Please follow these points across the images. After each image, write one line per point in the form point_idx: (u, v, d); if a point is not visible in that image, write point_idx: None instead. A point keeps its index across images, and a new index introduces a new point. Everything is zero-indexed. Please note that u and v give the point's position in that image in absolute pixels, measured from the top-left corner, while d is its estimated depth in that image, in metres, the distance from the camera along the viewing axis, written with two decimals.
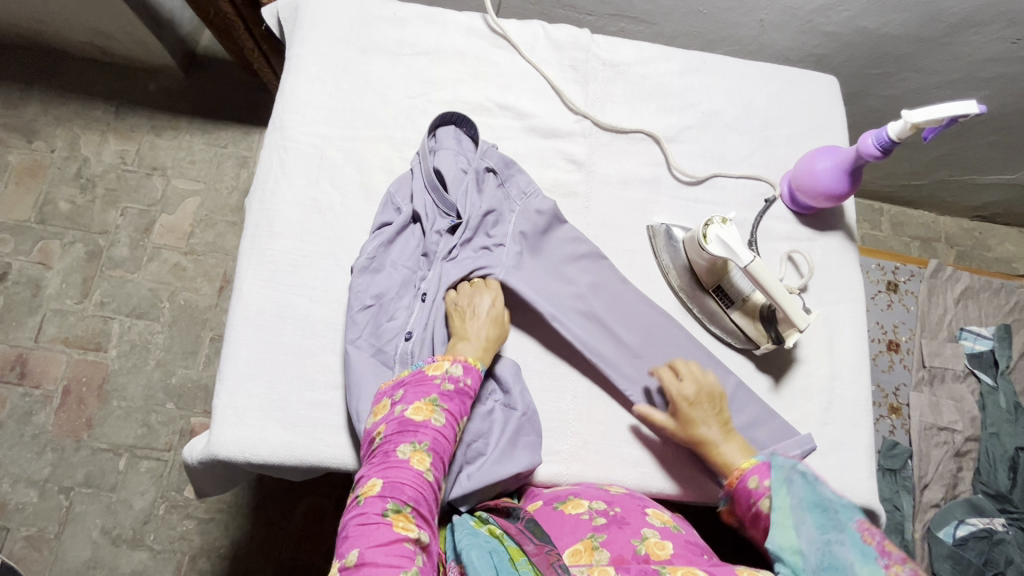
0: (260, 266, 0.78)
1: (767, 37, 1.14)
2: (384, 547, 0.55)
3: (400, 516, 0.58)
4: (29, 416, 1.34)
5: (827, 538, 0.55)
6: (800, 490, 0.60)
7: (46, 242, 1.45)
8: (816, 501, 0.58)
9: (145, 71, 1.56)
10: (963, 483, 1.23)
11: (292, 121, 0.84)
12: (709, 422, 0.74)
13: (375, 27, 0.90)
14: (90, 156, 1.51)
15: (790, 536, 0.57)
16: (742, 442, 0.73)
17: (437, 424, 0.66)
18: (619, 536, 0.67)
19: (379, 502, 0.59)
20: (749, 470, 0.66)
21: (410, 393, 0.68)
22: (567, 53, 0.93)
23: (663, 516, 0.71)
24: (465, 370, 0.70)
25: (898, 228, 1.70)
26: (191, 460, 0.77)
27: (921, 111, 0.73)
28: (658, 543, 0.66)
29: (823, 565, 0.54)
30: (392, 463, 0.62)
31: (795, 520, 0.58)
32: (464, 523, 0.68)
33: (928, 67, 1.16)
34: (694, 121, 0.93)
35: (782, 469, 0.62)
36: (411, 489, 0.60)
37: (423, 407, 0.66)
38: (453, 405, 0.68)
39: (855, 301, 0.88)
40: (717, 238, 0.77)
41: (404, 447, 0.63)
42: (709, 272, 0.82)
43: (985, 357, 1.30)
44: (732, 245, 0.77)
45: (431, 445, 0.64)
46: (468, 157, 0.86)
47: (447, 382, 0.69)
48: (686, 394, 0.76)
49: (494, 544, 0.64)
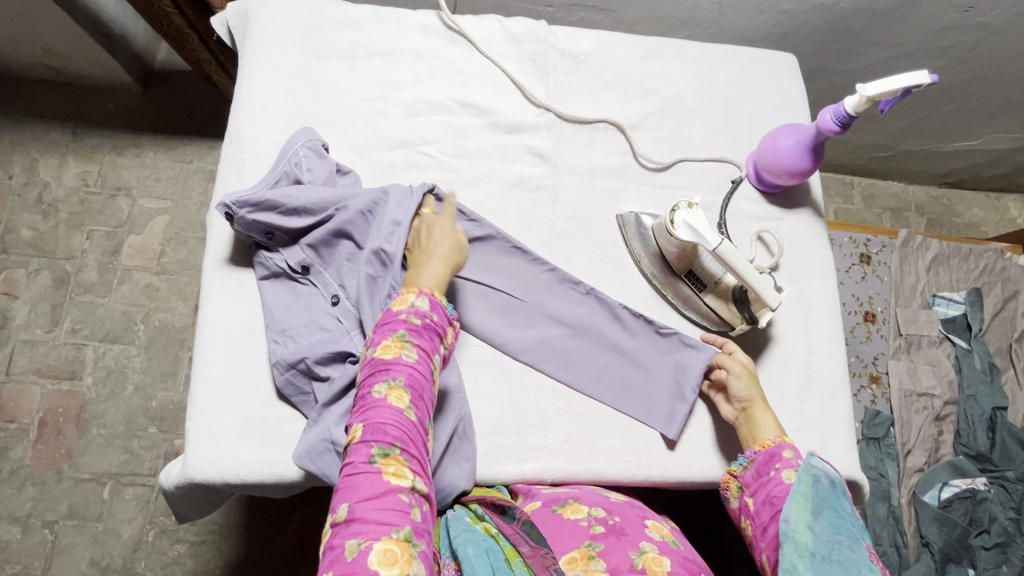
0: (226, 282, 0.77)
1: (726, 18, 1.14)
2: (373, 500, 0.55)
3: (388, 460, 0.58)
4: (6, 451, 1.30)
5: (840, 538, 0.56)
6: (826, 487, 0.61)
7: (11, 271, 1.40)
8: (835, 504, 0.59)
9: (100, 89, 1.52)
10: (945, 446, 1.26)
11: (249, 132, 0.82)
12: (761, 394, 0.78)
13: (327, 30, 0.88)
14: (51, 180, 1.46)
15: (805, 517, 0.59)
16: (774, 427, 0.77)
17: (410, 360, 0.63)
18: (617, 546, 0.64)
19: (364, 448, 0.58)
20: (785, 442, 0.72)
21: (378, 332, 0.65)
22: (525, 47, 0.93)
23: (663, 530, 0.68)
24: (431, 305, 0.68)
25: (870, 200, 1.73)
26: (167, 485, 0.75)
27: (875, 83, 0.73)
28: (655, 559, 0.62)
29: (831, 558, 0.55)
30: (369, 404, 0.60)
31: (816, 509, 0.59)
32: (459, 520, 0.68)
33: (885, 40, 1.18)
34: (657, 107, 0.93)
35: (813, 466, 0.62)
36: (393, 429, 0.59)
37: (393, 345, 0.64)
38: (423, 341, 0.65)
39: (826, 276, 0.89)
40: (684, 224, 0.78)
41: (380, 386, 0.61)
42: (680, 258, 0.82)
43: (958, 321, 1.33)
44: (699, 230, 0.77)
45: (407, 381, 0.62)
46: (313, 161, 0.80)
47: (413, 318, 0.66)
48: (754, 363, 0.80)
49: (490, 543, 0.63)
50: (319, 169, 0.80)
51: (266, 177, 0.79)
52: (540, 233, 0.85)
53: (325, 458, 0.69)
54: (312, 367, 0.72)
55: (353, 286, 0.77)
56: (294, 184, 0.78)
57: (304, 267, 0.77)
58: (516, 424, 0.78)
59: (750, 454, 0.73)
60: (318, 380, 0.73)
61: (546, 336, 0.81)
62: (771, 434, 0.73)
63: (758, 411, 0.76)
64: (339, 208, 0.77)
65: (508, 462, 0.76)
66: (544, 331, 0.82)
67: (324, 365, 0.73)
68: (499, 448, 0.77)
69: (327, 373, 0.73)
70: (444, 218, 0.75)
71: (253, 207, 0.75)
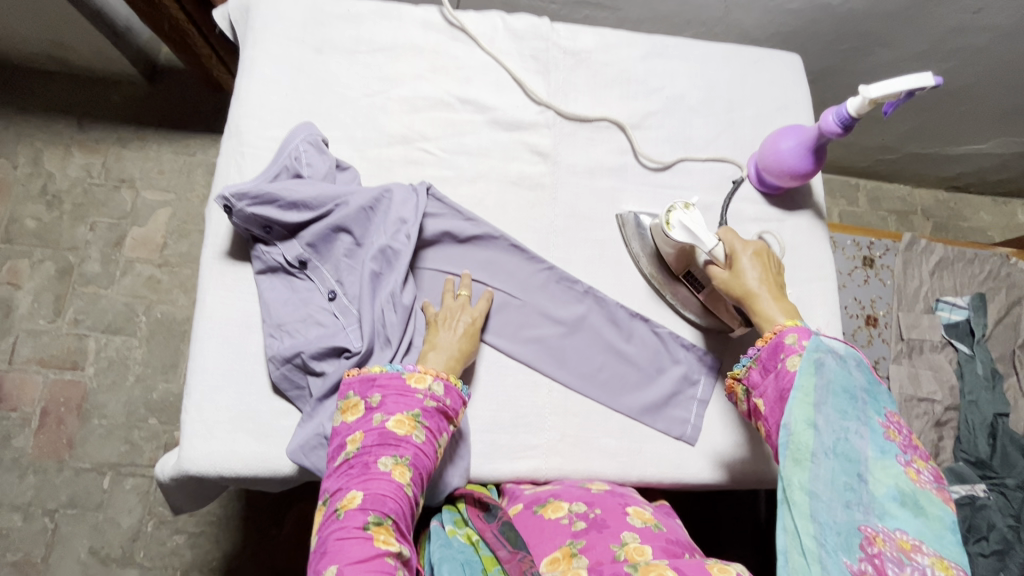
0: (223, 276, 0.77)
1: (732, 17, 1.13)
2: (364, 563, 0.56)
3: (382, 529, 0.59)
4: (8, 439, 1.31)
5: (846, 426, 0.63)
6: (832, 373, 0.65)
7: (14, 261, 1.41)
8: (844, 388, 0.65)
9: (106, 81, 1.53)
10: (945, 452, 1.25)
11: (248, 126, 0.82)
12: (762, 280, 0.74)
13: (328, 25, 0.88)
14: (55, 172, 1.47)
15: (807, 412, 0.64)
16: (789, 309, 0.73)
17: (418, 440, 0.66)
18: (599, 540, 0.65)
19: (360, 514, 0.59)
20: (789, 328, 0.70)
21: (391, 402, 0.67)
22: (527, 43, 0.92)
23: (644, 516, 0.69)
24: (446, 390, 0.70)
25: (875, 203, 1.71)
26: (163, 477, 0.76)
27: (878, 85, 0.72)
28: (637, 548, 0.62)
29: (836, 448, 0.62)
30: (372, 475, 0.62)
31: (819, 401, 0.64)
32: (439, 533, 0.70)
33: (893, 41, 1.16)
34: (659, 106, 0.92)
35: (818, 351, 0.66)
36: (392, 502, 0.61)
37: (406, 422, 0.66)
38: (434, 423, 0.67)
39: (826, 279, 0.88)
40: (680, 224, 0.76)
41: (385, 459, 0.63)
42: (678, 257, 0.81)
43: (961, 327, 1.32)
44: (695, 231, 0.76)
45: (412, 460, 0.64)
46: (313, 156, 0.79)
47: (429, 400, 0.68)
48: (748, 249, 0.76)
49: (467, 555, 0.66)
50: (320, 164, 0.79)
51: (266, 170, 0.79)
52: (539, 231, 0.85)
53: (318, 454, 0.70)
54: (307, 362, 0.72)
55: (352, 283, 0.77)
56: (294, 178, 0.78)
57: (301, 262, 0.77)
58: (511, 423, 0.78)
59: (755, 350, 0.72)
60: (313, 375, 0.73)
61: (541, 337, 0.81)
62: (781, 320, 0.71)
63: (763, 301, 0.73)
64: (338, 204, 0.77)
65: (501, 460, 0.76)
66: (542, 330, 0.82)
67: (319, 361, 0.73)
68: (492, 447, 0.77)
69: (322, 368, 0.73)
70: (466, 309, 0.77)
71: (251, 200, 0.74)
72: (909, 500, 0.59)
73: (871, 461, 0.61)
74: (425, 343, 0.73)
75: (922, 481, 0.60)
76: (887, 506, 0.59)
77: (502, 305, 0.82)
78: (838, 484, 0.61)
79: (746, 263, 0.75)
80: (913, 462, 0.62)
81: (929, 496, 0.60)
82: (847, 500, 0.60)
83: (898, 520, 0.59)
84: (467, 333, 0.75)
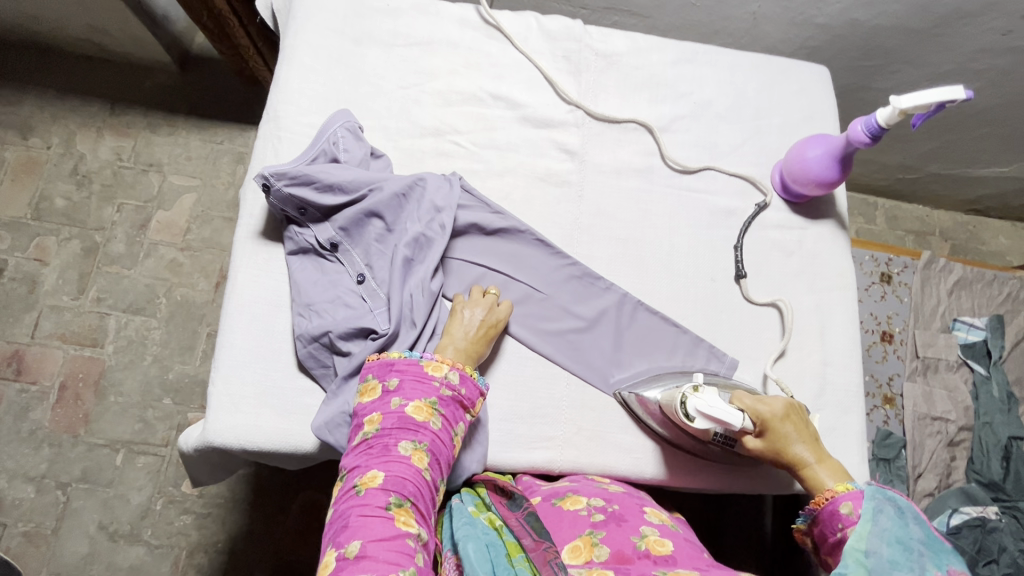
0: (256, 254, 0.79)
1: (759, 29, 1.16)
2: (386, 542, 0.56)
3: (402, 511, 0.60)
4: (27, 412, 1.34)
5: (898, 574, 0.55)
6: (887, 521, 0.60)
7: (42, 238, 1.45)
8: (898, 537, 0.58)
9: (141, 68, 1.57)
10: (957, 473, 1.23)
11: (287, 112, 0.84)
12: (801, 441, 0.72)
13: (368, 18, 0.90)
14: (87, 153, 1.51)
15: (857, 559, 0.58)
16: (834, 463, 0.72)
17: (435, 427, 0.67)
18: (618, 533, 0.66)
19: (382, 494, 0.60)
20: (842, 495, 0.67)
21: (408, 386, 0.68)
22: (560, 44, 0.94)
23: (661, 516, 0.71)
24: (461, 378, 0.71)
25: (893, 222, 1.71)
26: (185, 448, 0.77)
27: (909, 96, 0.73)
28: (658, 540, 0.65)
29: None
30: (393, 457, 0.63)
31: (870, 547, 0.58)
32: (462, 512, 0.69)
33: (920, 60, 1.17)
34: (687, 110, 0.94)
35: (875, 497, 0.63)
36: (412, 484, 0.62)
37: (424, 408, 0.67)
38: (450, 411, 0.69)
39: (847, 288, 0.89)
40: (700, 413, 0.71)
41: (405, 444, 0.65)
42: (700, 430, 0.75)
43: (978, 348, 1.32)
44: (718, 417, 0.70)
45: (431, 445, 0.65)
46: (350, 145, 0.81)
47: (445, 388, 0.69)
48: (777, 412, 0.73)
49: (491, 538, 0.64)
50: (356, 150, 0.81)
51: (304, 152, 0.81)
52: (564, 228, 0.86)
53: (342, 431, 0.71)
54: (334, 342, 0.74)
55: (380, 268, 0.78)
56: (331, 162, 0.80)
57: (333, 245, 0.79)
58: (528, 413, 0.79)
59: (809, 510, 0.69)
60: (339, 355, 0.75)
61: (560, 333, 0.82)
62: (833, 485, 0.69)
63: (810, 467, 0.71)
64: (372, 188, 0.79)
65: (517, 450, 0.77)
66: (562, 326, 0.83)
67: (346, 341, 0.74)
68: (510, 436, 0.78)
69: (348, 348, 0.74)
70: (475, 305, 0.77)
71: (290, 180, 0.77)
72: None
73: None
74: (444, 339, 0.74)
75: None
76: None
77: (522, 300, 0.83)
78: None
79: (779, 431, 0.72)
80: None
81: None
82: None
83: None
84: (480, 326, 0.76)
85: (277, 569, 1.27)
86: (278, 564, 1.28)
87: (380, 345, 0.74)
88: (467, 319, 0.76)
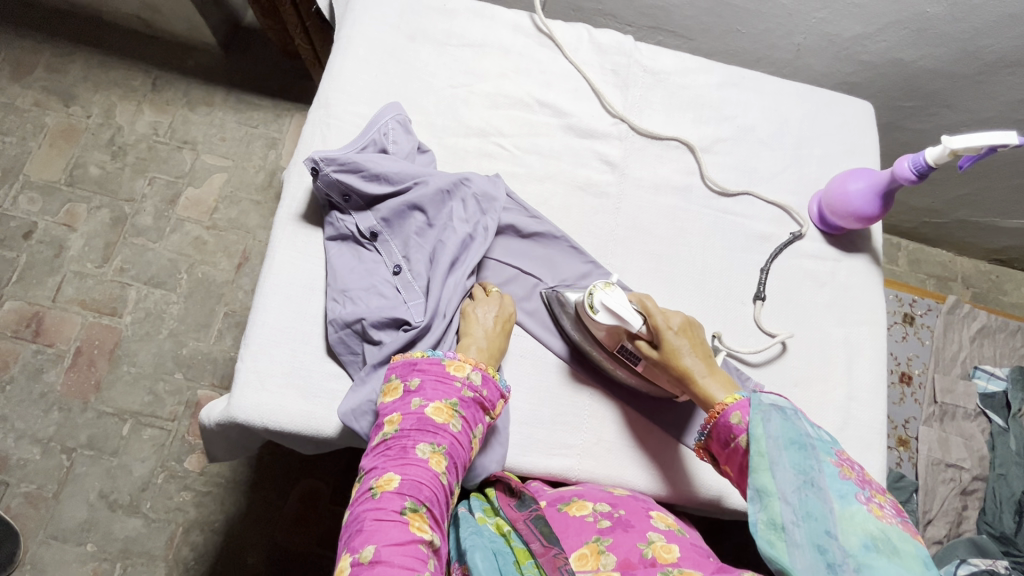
0: (295, 237, 0.80)
1: (801, 61, 1.17)
2: (400, 547, 0.56)
3: (417, 516, 0.59)
4: (40, 373, 1.35)
5: (804, 479, 0.60)
6: (775, 427, 0.64)
7: (73, 204, 1.47)
8: (793, 439, 0.63)
9: (186, 47, 1.60)
10: (967, 522, 1.21)
11: (338, 100, 0.85)
12: (693, 354, 0.73)
13: (424, 16, 0.92)
14: (125, 125, 1.54)
15: (768, 478, 0.61)
16: (726, 379, 0.72)
17: (455, 429, 0.66)
18: (625, 539, 0.65)
19: (397, 499, 0.60)
20: (731, 406, 0.67)
21: (429, 387, 0.68)
22: (609, 58, 0.95)
23: (668, 520, 0.69)
24: (483, 380, 0.71)
25: (915, 264, 1.71)
26: (207, 422, 0.77)
27: (961, 137, 0.72)
28: (664, 546, 0.63)
29: (803, 508, 0.59)
30: (410, 460, 0.63)
31: (774, 459, 0.62)
32: (468, 519, 0.69)
33: (961, 104, 1.17)
34: (729, 134, 0.94)
35: (762, 405, 0.65)
36: (428, 489, 0.61)
37: (444, 409, 0.67)
38: (470, 412, 0.68)
39: (877, 324, 0.89)
40: (604, 307, 0.74)
41: (423, 446, 0.64)
42: (609, 337, 0.76)
43: (997, 399, 1.30)
44: (619, 312, 0.73)
45: (449, 448, 0.65)
46: (396, 136, 0.83)
47: (467, 388, 0.69)
48: (671, 324, 0.74)
49: (499, 545, 0.65)
50: (405, 143, 0.83)
51: (354, 141, 0.82)
52: (598, 238, 0.86)
53: (367, 420, 0.71)
54: (366, 330, 0.74)
55: (416, 259, 0.79)
56: (379, 152, 0.81)
57: (373, 233, 0.80)
58: (550, 419, 0.79)
59: (705, 426, 0.70)
60: (370, 343, 0.75)
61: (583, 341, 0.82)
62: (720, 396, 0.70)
63: (698, 379, 0.72)
64: (417, 182, 0.80)
65: (536, 454, 0.77)
66: None
67: (378, 330, 0.75)
68: (530, 440, 0.78)
69: (380, 337, 0.75)
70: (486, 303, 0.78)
71: (338, 166, 0.78)
72: (883, 545, 0.55)
73: (837, 510, 0.58)
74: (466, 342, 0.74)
75: (888, 521, 0.57)
76: (866, 560, 0.54)
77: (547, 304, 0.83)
78: (813, 547, 0.57)
79: (674, 340, 0.74)
80: (875, 501, 0.59)
81: (904, 541, 0.56)
82: (829, 562, 0.56)
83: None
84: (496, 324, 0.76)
85: (270, 555, 1.27)
86: (271, 550, 1.27)
87: (412, 336, 0.74)
88: (482, 317, 0.76)
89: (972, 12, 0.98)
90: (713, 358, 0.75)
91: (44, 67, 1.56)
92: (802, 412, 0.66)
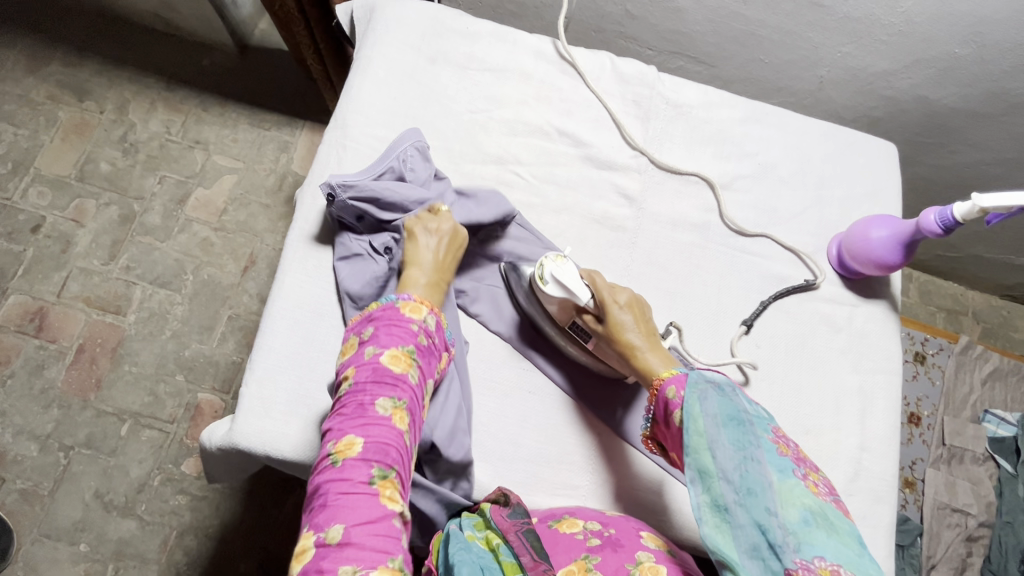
0: (306, 261, 0.79)
1: (823, 93, 1.15)
2: (370, 525, 0.54)
3: (387, 483, 0.57)
4: (41, 369, 1.35)
5: (743, 454, 0.59)
6: (712, 405, 0.63)
7: (82, 200, 1.46)
8: (731, 416, 0.62)
9: (202, 46, 1.59)
10: (972, 569, 1.19)
11: (355, 121, 0.84)
12: (636, 329, 0.75)
13: (446, 38, 0.91)
14: (137, 123, 1.53)
15: (707, 457, 0.60)
16: (667, 357, 0.74)
17: (413, 380, 0.65)
18: (613, 558, 0.61)
19: (363, 466, 0.57)
20: (668, 380, 0.69)
21: (384, 335, 0.66)
22: (631, 87, 0.94)
23: (659, 542, 0.65)
24: (436, 326, 0.71)
25: (926, 296, 1.69)
26: (208, 444, 0.76)
27: (991, 196, 0.71)
28: (652, 568, 0.60)
29: (743, 485, 0.58)
30: (370, 420, 0.60)
31: (713, 437, 0.61)
32: (458, 535, 0.66)
33: (984, 143, 1.16)
34: (750, 170, 0.93)
35: (699, 385, 0.65)
36: (394, 451, 0.59)
37: (401, 359, 0.65)
38: (427, 361, 0.67)
39: (893, 373, 0.87)
40: (553, 278, 0.76)
41: (383, 401, 0.62)
42: (561, 311, 0.78)
43: (1007, 444, 1.27)
44: (568, 285, 0.76)
45: (410, 402, 0.63)
46: (412, 162, 0.81)
47: (424, 334, 0.68)
48: (618, 299, 0.77)
49: (487, 561, 0.62)
50: (422, 171, 0.82)
51: (371, 167, 0.81)
52: (613, 273, 0.85)
53: None
54: None
55: None
56: (396, 181, 0.80)
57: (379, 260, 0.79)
58: (556, 457, 0.77)
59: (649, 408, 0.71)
60: None
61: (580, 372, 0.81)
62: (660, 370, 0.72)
63: (641, 354, 0.73)
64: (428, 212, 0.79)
65: (541, 494, 0.76)
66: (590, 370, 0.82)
67: None
68: (534, 477, 0.76)
69: None
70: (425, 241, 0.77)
71: (354, 193, 0.77)
72: (821, 520, 0.54)
73: (775, 484, 0.57)
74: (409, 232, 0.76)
75: (823, 498, 0.57)
76: (805, 534, 0.53)
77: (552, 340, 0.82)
78: (755, 526, 0.55)
79: (618, 312, 0.76)
80: (811, 479, 0.59)
81: (838, 518, 0.56)
82: (768, 541, 0.54)
83: (820, 549, 0.52)
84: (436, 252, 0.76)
85: (263, 566, 1.26)
86: (265, 560, 1.26)
87: None
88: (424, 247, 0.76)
89: (1001, 56, 0.97)
90: (657, 335, 0.77)
91: (60, 61, 1.55)
92: (740, 391, 0.66)
